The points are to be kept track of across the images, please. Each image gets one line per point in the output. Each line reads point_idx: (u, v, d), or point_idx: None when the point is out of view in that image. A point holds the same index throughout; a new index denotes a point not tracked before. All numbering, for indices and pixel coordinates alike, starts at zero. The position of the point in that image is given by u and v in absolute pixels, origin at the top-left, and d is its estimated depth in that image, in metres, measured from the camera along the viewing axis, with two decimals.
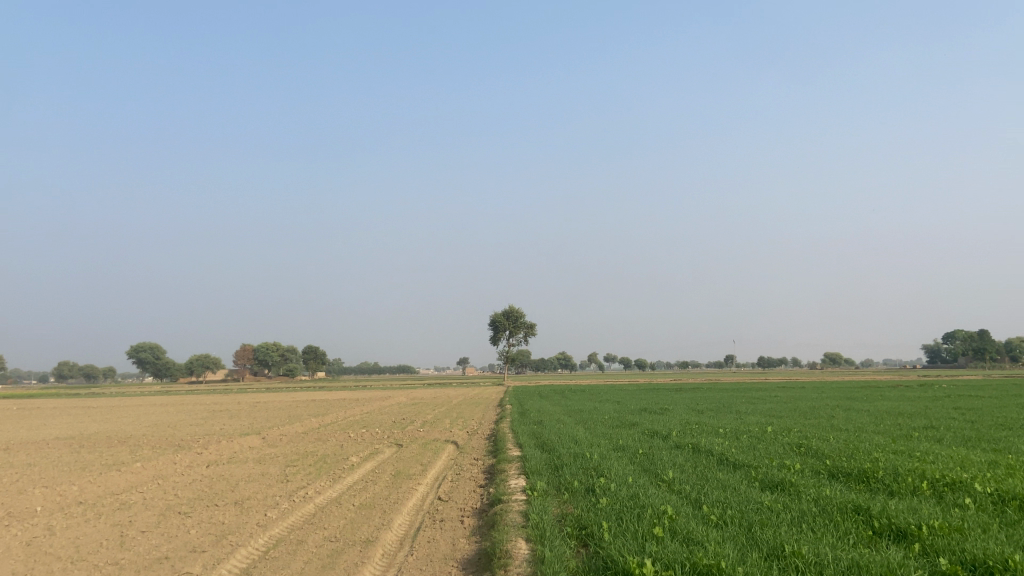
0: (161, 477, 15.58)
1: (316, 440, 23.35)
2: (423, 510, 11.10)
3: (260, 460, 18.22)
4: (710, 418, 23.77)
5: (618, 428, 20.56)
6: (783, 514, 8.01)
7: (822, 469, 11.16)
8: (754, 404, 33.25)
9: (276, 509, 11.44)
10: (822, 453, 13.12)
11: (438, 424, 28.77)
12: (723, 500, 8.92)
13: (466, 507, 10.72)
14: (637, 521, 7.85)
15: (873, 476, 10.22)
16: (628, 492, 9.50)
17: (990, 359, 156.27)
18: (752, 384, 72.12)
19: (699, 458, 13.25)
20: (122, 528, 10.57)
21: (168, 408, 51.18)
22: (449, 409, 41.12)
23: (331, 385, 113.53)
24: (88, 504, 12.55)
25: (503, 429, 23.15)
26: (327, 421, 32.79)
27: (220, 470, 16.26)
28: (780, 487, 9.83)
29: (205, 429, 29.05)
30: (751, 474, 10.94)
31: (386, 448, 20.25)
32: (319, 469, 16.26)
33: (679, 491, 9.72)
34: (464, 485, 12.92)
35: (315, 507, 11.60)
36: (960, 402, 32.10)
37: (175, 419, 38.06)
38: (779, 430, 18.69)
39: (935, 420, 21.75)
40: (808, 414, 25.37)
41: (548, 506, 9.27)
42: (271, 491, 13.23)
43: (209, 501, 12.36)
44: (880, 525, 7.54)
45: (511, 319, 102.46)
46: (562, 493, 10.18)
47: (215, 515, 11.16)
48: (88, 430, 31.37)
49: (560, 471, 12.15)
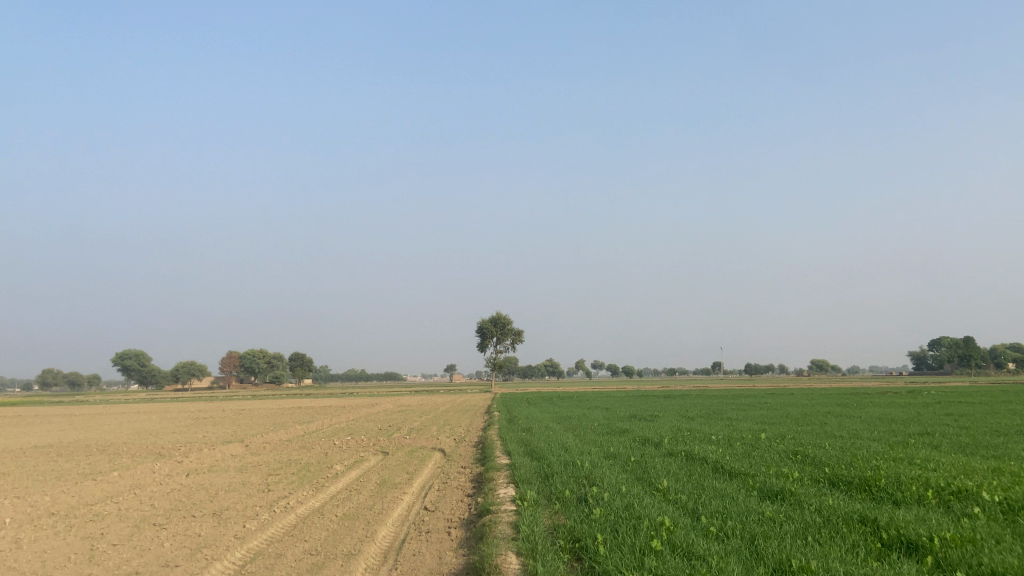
0: (138, 487, 15.05)
1: (300, 448, 22.83)
2: (408, 521, 10.69)
3: (241, 468, 17.69)
4: (702, 425, 23.46)
5: (610, 435, 20.20)
6: (786, 526, 7.65)
7: (822, 477, 10.82)
8: (745, 411, 32.88)
9: (255, 521, 10.96)
10: (820, 461, 12.78)
11: (425, 432, 28.34)
12: (723, 511, 8.56)
13: (453, 517, 10.31)
14: (634, 533, 7.47)
15: (876, 485, 9.90)
16: (622, 502, 9.11)
17: (976, 366, 157.44)
18: (741, 390, 72.06)
19: (693, 466, 12.89)
20: (92, 541, 10.06)
21: (152, 416, 50.35)
22: (437, 416, 40.63)
23: (318, 392, 112.59)
24: (59, 516, 12.02)
25: (491, 437, 22.73)
26: (312, 429, 32.27)
27: (200, 479, 15.75)
28: (781, 496, 9.47)
29: (187, 438, 28.46)
30: (747, 483, 10.60)
31: (372, 456, 19.79)
32: (302, 478, 15.78)
33: (676, 501, 9.34)
34: (451, 495, 12.51)
35: (297, 518, 11.15)
36: (951, 408, 32.02)
37: (156, 427, 37.34)
38: (772, 437, 18.36)
39: (929, 426, 21.51)
40: (801, 421, 25.08)
41: (538, 517, 8.87)
42: (251, 501, 12.75)
43: (186, 512, 11.86)
44: (888, 538, 7.23)
45: (499, 326, 102.13)
46: (553, 503, 9.78)
47: (191, 527, 10.68)
48: (67, 438, 30.69)
49: (551, 479, 11.74)
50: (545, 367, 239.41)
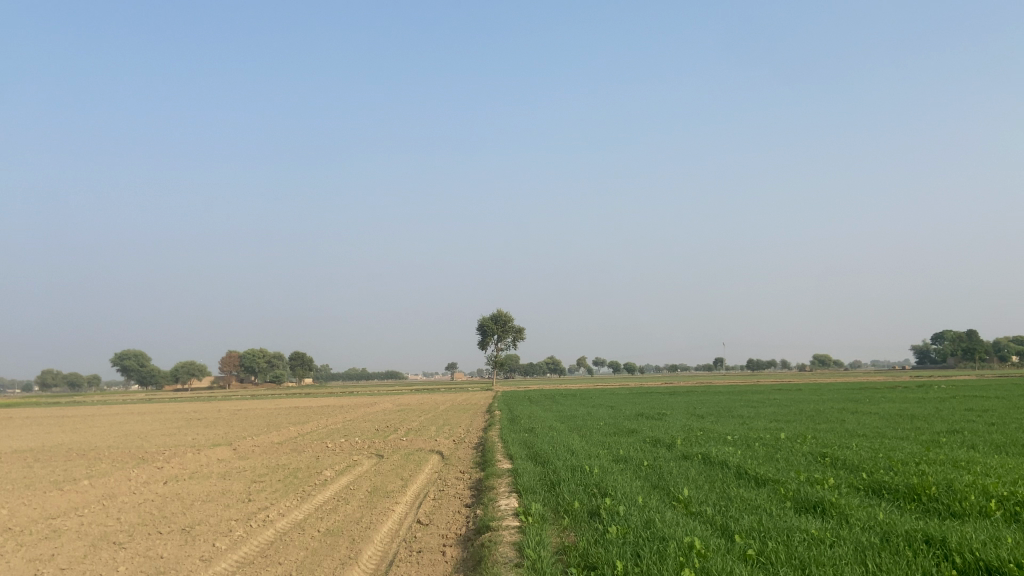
0: (110, 497, 13.92)
1: (290, 452, 21.71)
2: (399, 537, 9.51)
3: (223, 475, 16.54)
4: (714, 424, 22.32)
5: (617, 435, 18.99)
6: (838, 549, 6.49)
7: (862, 485, 9.67)
8: (755, 408, 31.77)
9: (227, 538, 9.83)
10: (854, 465, 11.64)
11: (423, 433, 27.16)
12: (759, 529, 7.40)
13: (450, 534, 9.14)
14: (661, 560, 6.29)
15: (927, 495, 8.74)
16: (641, 518, 7.94)
17: (979, 360, 155.93)
18: (743, 386, 70.93)
19: (714, 472, 11.71)
20: (37, 565, 8.88)
21: (144, 417, 49.02)
22: (436, 415, 39.64)
23: (318, 392, 111.54)
24: (13, 532, 10.89)
25: (492, 438, 21.61)
26: (306, 430, 31.18)
27: (176, 488, 14.60)
28: (821, 509, 8.31)
29: (174, 441, 27.26)
30: (780, 492, 9.42)
31: (365, 460, 18.61)
32: (287, 486, 14.59)
33: (701, 516, 8.19)
34: (449, 505, 11.34)
35: (274, 534, 9.99)
36: (969, 403, 30.90)
37: (145, 429, 36.17)
38: (792, 437, 17.23)
39: (953, 424, 20.36)
40: (815, 418, 24.01)
41: (545, 536, 7.71)
42: (227, 514, 11.59)
43: (152, 528, 10.68)
44: (965, 563, 6.04)
45: (500, 323, 100.90)
46: (561, 518, 8.60)
47: (155, 547, 9.51)
48: (50, 441, 29.56)
49: (558, 489, 10.56)
50: (546, 364, 238.41)
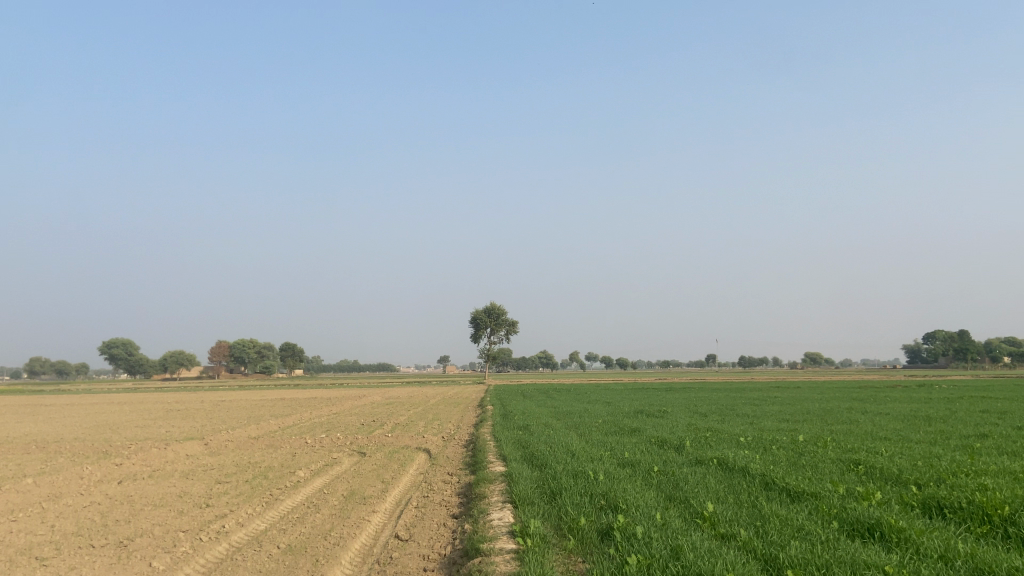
0: (53, 499, 12.39)
1: (266, 448, 20.20)
2: (372, 559, 8.00)
3: (185, 475, 14.97)
4: (719, 423, 20.92)
5: (619, 435, 17.49)
6: None
7: (920, 504, 8.22)
8: (760, 406, 30.38)
9: (171, 555, 8.34)
10: (894, 475, 10.21)
11: (411, 428, 25.73)
12: (817, 562, 5.93)
13: (433, 556, 7.66)
14: None
15: (1000, 516, 7.32)
16: (666, 544, 6.47)
17: (972, 360, 155.70)
18: (734, 381, 70.01)
19: (735, 481, 10.30)
20: None
21: (126, 407, 47.60)
22: (427, 409, 38.36)
23: (305, 382, 108.81)
24: None
25: (482, 436, 20.14)
26: (289, 423, 29.69)
27: (131, 489, 13.09)
28: (881, 534, 6.88)
29: (146, 433, 25.73)
30: (823, 509, 8.01)
31: (345, 459, 17.14)
32: (254, 488, 13.07)
33: (736, 540, 6.75)
34: (434, 516, 9.90)
35: (226, 551, 8.49)
36: (984, 404, 29.46)
37: (121, 420, 34.55)
38: (810, 439, 15.85)
39: (977, 426, 18.97)
40: (826, 418, 22.69)
41: (549, 565, 6.24)
42: (176, 523, 10.07)
43: (85, 540, 9.16)
44: None
45: (493, 317, 99.46)
46: (567, 540, 7.16)
47: (81, 566, 7.97)
48: (14, 432, 27.94)
49: (559, 500, 9.08)
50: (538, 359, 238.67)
